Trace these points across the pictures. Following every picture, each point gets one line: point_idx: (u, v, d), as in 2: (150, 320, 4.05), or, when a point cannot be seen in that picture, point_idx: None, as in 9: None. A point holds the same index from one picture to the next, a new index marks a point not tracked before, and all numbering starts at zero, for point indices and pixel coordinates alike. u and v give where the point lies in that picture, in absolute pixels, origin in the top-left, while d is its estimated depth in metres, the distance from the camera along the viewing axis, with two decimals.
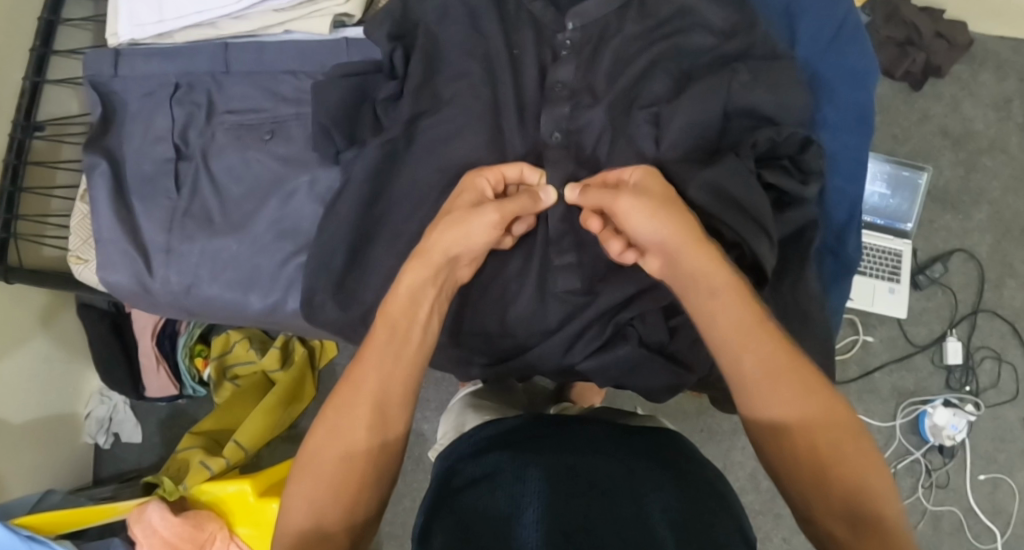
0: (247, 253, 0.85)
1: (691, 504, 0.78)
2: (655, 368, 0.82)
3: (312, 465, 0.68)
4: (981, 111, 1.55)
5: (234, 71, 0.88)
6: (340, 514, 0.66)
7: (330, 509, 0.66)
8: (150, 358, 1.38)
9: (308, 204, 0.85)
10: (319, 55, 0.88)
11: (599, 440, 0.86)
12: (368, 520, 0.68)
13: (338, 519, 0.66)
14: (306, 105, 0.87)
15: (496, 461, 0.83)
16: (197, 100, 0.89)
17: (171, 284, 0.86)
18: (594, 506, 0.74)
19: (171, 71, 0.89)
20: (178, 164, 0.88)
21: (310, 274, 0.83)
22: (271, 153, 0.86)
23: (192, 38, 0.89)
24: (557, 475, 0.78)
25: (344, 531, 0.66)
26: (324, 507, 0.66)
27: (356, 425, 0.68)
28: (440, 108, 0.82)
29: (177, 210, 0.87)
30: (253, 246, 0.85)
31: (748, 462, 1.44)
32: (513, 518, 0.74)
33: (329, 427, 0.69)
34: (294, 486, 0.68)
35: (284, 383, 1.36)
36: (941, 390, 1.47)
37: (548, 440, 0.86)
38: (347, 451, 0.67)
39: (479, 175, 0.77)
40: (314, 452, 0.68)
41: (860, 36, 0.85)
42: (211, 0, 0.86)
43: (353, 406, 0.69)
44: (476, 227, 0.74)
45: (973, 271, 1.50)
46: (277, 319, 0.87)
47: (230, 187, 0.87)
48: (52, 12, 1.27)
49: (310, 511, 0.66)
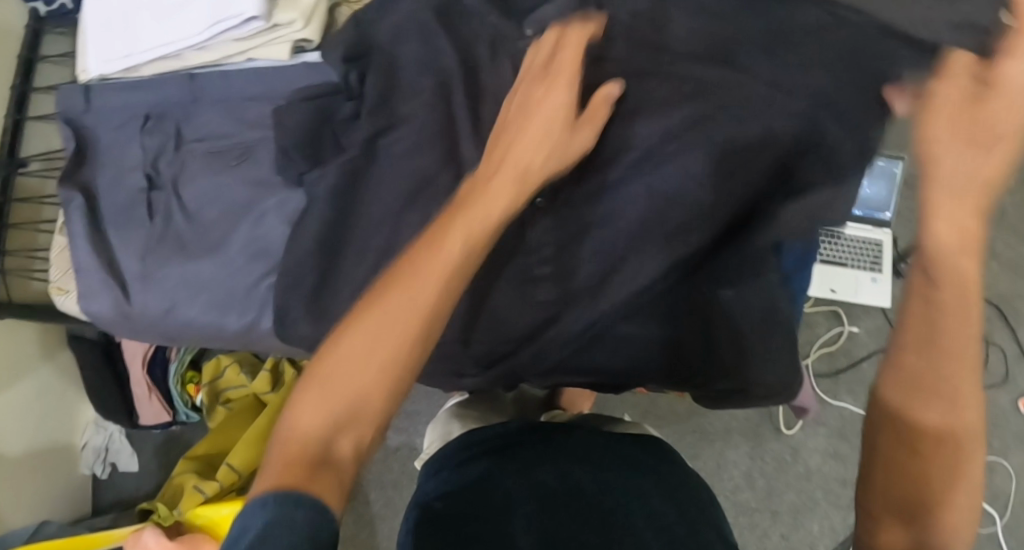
0: (220, 276, 0.87)
1: (677, 508, 0.79)
2: (625, 350, 0.86)
3: (340, 368, 0.59)
4: None
5: (202, 100, 0.91)
6: (358, 438, 0.58)
7: (353, 417, 0.58)
8: (142, 388, 1.40)
9: (276, 225, 0.87)
10: (281, 81, 0.90)
11: (587, 446, 0.88)
12: (382, 434, 0.60)
13: (356, 434, 0.58)
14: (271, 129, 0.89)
15: (485, 467, 0.84)
16: (167, 130, 0.91)
17: (150, 310, 0.87)
18: (582, 510, 0.76)
19: (141, 104, 0.92)
20: (150, 194, 0.89)
21: (282, 292, 0.84)
22: (240, 177, 0.88)
23: (160, 70, 0.90)
24: (545, 482, 0.80)
25: (357, 449, 0.58)
26: (341, 425, 0.58)
27: (404, 338, 0.60)
28: (398, 123, 0.84)
29: (152, 237, 0.88)
30: (226, 269, 0.87)
31: (742, 460, 1.44)
32: (503, 514, 0.75)
33: (365, 340, 0.60)
34: (308, 395, 0.59)
35: (274, 404, 1.37)
36: None
37: (537, 447, 0.87)
38: (379, 375, 0.59)
39: (566, 91, 0.72)
40: (347, 353, 0.59)
41: None
42: (175, 33, 0.88)
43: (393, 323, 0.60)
44: (574, 150, 0.74)
45: None
46: (255, 338, 0.88)
47: (203, 212, 0.88)
48: (30, 51, 1.32)
49: (330, 418, 0.58)
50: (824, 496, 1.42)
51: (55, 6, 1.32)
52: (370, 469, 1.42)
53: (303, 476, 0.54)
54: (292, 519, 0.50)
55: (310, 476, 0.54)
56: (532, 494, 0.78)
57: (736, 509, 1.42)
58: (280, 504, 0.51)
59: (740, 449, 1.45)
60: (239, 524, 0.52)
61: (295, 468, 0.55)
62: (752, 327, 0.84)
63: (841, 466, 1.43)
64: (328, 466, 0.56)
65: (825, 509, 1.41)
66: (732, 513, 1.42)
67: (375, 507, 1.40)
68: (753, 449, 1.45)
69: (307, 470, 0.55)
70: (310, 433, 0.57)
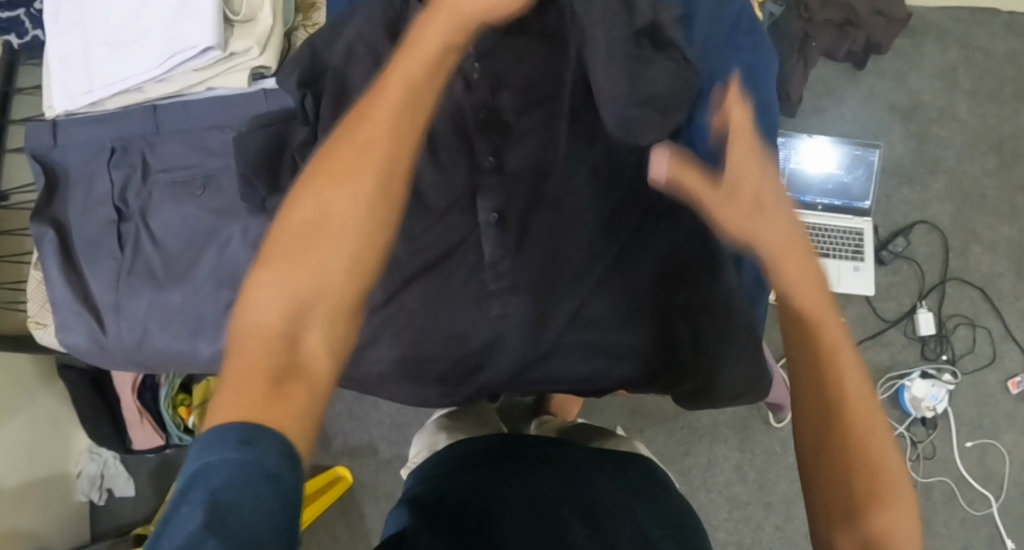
0: (190, 303, 0.87)
1: (658, 520, 0.80)
2: (588, 359, 0.87)
3: (295, 248, 0.60)
4: (927, 83, 1.57)
5: (165, 130, 0.92)
6: (320, 346, 0.58)
7: (314, 296, 0.58)
8: (133, 412, 1.42)
9: (243, 251, 0.87)
10: (242, 109, 0.92)
11: (572, 460, 0.89)
12: (352, 311, 0.60)
13: (321, 324, 0.58)
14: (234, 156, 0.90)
15: (470, 480, 0.85)
16: (132, 161, 0.92)
17: (124, 340, 0.88)
18: (566, 520, 0.77)
19: (106, 137, 0.92)
20: (120, 225, 0.90)
21: None
22: (205, 206, 0.89)
23: (123, 104, 0.92)
24: (529, 495, 0.81)
25: (322, 338, 0.58)
26: (303, 323, 0.58)
27: (357, 205, 0.61)
28: None
29: (123, 268, 0.89)
30: (194, 297, 0.87)
31: (733, 455, 1.45)
32: (488, 527, 0.75)
33: (318, 246, 0.59)
34: (265, 293, 0.58)
35: None
36: (918, 362, 1.47)
37: (524, 458, 0.89)
38: (336, 284, 0.59)
39: None
40: (299, 230, 0.60)
41: (759, 34, 0.90)
42: (134, 67, 0.88)
43: (346, 228, 0.60)
44: None
45: (936, 241, 1.52)
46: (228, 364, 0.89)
47: (172, 242, 0.89)
48: (6, 84, 1.33)
49: (286, 301, 0.58)
50: None
51: (27, 39, 1.32)
52: (365, 483, 1.44)
53: (262, 399, 0.54)
54: (263, 459, 0.50)
55: (274, 396, 0.54)
56: (519, 506, 0.79)
57: (729, 503, 1.43)
58: (251, 441, 0.51)
59: (730, 444, 1.45)
60: (196, 460, 0.50)
61: (257, 381, 0.55)
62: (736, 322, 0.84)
63: None
64: (292, 380, 0.56)
65: None
66: (725, 508, 1.43)
67: (370, 520, 1.41)
68: (743, 443, 1.45)
69: (268, 390, 0.54)
70: (273, 339, 0.57)
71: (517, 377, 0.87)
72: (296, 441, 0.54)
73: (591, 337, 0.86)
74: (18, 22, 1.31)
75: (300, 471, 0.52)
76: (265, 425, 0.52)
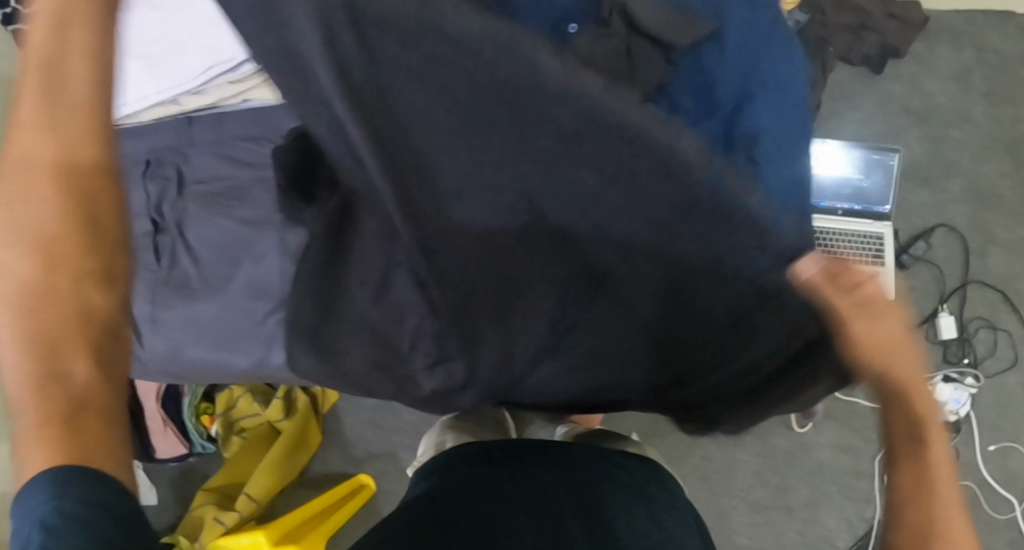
0: (225, 315, 0.88)
1: (654, 523, 0.80)
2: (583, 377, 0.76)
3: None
4: (942, 84, 1.57)
5: (198, 142, 0.94)
6: (86, 375, 0.52)
7: (36, 329, 0.51)
8: (157, 422, 1.42)
9: (277, 264, 0.87)
10: (275, 122, 0.93)
11: (570, 465, 0.87)
12: (112, 322, 0.54)
13: (67, 355, 0.51)
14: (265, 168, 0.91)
15: (468, 478, 0.85)
16: (167, 174, 0.92)
17: (158, 352, 0.89)
18: (568, 518, 0.77)
19: (141, 151, 0.93)
20: (155, 237, 0.90)
21: (288, 332, 0.85)
22: (237, 217, 0.89)
23: (157, 115, 0.92)
24: (529, 492, 0.81)
25: (81, 378, 0.52)
26: (60, 358, 0.51)
27: (52, 217, 0.52)
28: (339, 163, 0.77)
29: (157, 280, 0.89)
30: (229, 308, 0.88)
31: (755, 460, 1.43)
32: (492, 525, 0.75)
33: (15, 283, 0.51)
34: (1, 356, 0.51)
35: (289, 431, 1.40)
36: (940, 365, 1.47)
37: (530, 460, 0.88)
38: (69, 313, 0.52)
39: None
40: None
41: (788, 43, 0.83)
42: (168, 80, 0.89)
43: (50, 280, 0.51)
44: None
45: (956, 244, 1.51)
46: (266, 373, 0.89)
47: (205, 253, 0.90)
48: None
49: (13, 349, 0.51)
50: (837, 490, 1.42)
51: None
52: (387, 490, 1.44)
53: (55, 446, 0.51)
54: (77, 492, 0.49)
55: (48, 442, 0.51)
56: (519, 504, 0.79)
57: (751, 509, 1.42)
58: (64, 478, 0.49)
59: (751, 449, 1.43)
60: (19, 520, 0.50)
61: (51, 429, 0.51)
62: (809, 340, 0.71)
63: (855, 459, 1.43)
64: (74, 425, 0.52)
65: (840, 503, 1.41)
66: (747, 513, 1.41)
67: None
68: (763, 448, 1.43)
69: (58, 430, 0.51)
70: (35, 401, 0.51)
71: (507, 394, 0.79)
72: (111, 473, 0.52)
73: (590, 379, 0.77)
74: None
75: (121, 499, 0.52)
76: (89, 472, 0.51)
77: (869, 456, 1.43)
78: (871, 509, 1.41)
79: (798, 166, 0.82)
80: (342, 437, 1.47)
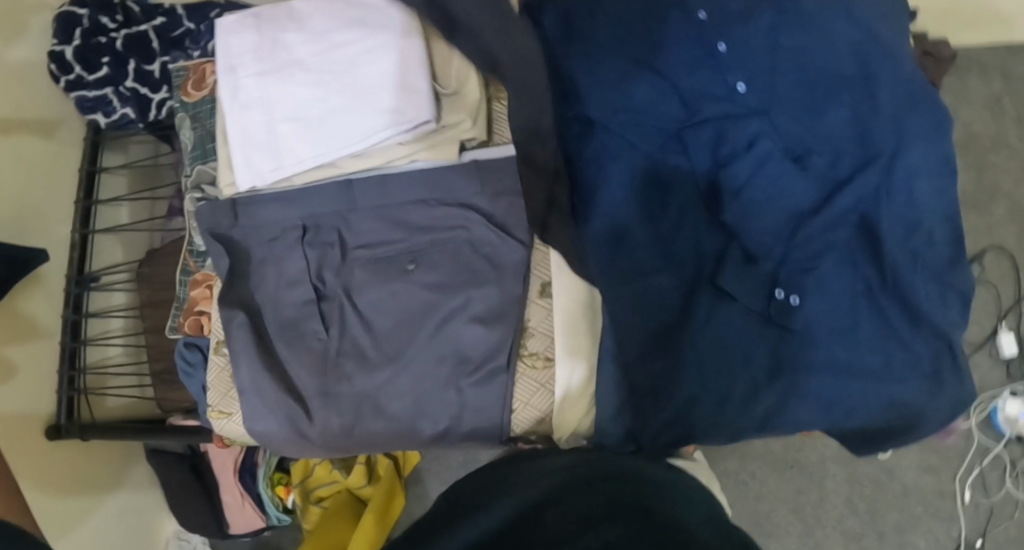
0: (411, 382, 0.80)
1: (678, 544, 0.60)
2: None
3: None
4: (976, 115, 1.51)
5: (361, 207, 0.83)
6: None
7: None
8: (235, 495, 1.38)
9: (470, 328, 0.80)
10: (447, 181, 0.83)
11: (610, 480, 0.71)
12: None
13: None
14: (441, 232, 0.83)
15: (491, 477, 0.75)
16: (328, 240, 0.84)
17: (331, 427, 0.82)
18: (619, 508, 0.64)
19: (296, 215, 0.84)
20: (320, 305, 0.82)
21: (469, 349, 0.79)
22: (417, 283, 0.81)
23: (310, 179, 0.83)
24: (573, 488, 0.69)
25: None
26: None
27: None
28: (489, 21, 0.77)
29: (329, 350, 0.81)
30: (414, 376, 0.80)
31: (843, 488, 1.38)
32: (538, 519, 0.64)
33: None
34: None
35: (376, 495, 1.38)
36: (1004, 383, 1.40)
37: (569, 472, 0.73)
38: None
39: None
40: None
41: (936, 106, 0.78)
42: (328, 143, 0.80)
43: None
44: None
45: (1008, 266, 1.44)
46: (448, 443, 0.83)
47: (380, 321, 0.82)
48: (91, 162, 1.29)
49: None
50: (924, 511, 1.36)
51: (116, 117, 1.26)
52: None
53: None
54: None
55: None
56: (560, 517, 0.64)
57: (844, 538, 1.36)
58: None
59: (839, 476, 1.38)
60: None
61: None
62: (912, 350, 0.78)
63: (937, 477, 1.37)
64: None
65: (930, 525, 1.35)
66: (841, 543, 1.36)
67: None
68: (850, 476, 1.38)
69: None
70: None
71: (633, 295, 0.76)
72: None
73: None
74: (105, 100, 1.24)
75: None
76: None
77: (949, 476, 1.36)
78: (957, 527, 1.34)
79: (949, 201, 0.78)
80: (428, 499, 1.45)
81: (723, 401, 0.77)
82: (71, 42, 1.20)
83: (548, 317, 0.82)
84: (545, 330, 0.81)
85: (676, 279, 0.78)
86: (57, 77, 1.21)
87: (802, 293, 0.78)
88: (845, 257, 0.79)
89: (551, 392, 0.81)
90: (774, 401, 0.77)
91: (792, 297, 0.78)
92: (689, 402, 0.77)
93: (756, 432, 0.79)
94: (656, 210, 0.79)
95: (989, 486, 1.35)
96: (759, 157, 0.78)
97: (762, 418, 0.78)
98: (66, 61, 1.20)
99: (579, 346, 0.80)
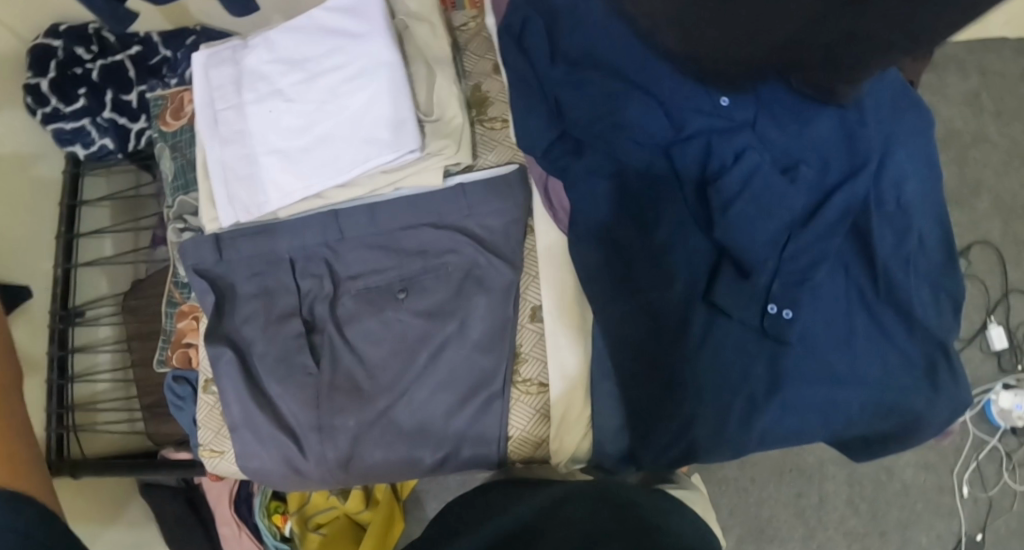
0: (409, 413, 0.81)
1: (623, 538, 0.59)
2: None
3: None
4: (956, 112, 1.45)
5: (349, 237, 0.86)
6: None
7: None
8: (231, 527, 1.32)
9: (461, 354, 0.81)
10: (434, 207, 0.86)
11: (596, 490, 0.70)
12: None
13: None
14: (435, 257, 0.85)
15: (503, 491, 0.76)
16: (318, 270, 0.86)
17: (328, 462, 0.81)
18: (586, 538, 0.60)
19: (282, 248, 0.87)
20: (311, 337, 0.84)
21: (465, 373, 0.81)
22: (411, 311, 0.83)
23: (298, 211, 0.87)
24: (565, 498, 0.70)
25: None
26: None
27: None
28: None
29: (322, 385, 0.82)
30: (412, 408, 0.81)
31: (843, 488, 1.37)
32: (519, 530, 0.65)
33: None
34: None
35: (376, 519, 1.36)
36: (996, 375, 1.37)
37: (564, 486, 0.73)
38: None
39: None
40: None
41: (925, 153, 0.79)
42: (315, 174, 0.84)
43: None
44: None
45: (993, 258, 1.40)
46: (448, 472, 0.83)
47: (373, 351, 0.82)
48: (71, 197, 1.26)
49: None
50: (925, 508, 1.35)
51: (94, 148, 1.23)
52: None
53: None
54: None
55: None
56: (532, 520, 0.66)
57: (847, 539, 1.35)
58: None
59: (838, 478, 1.37)
60: None
61: None
62: (909, 354, 0.78)
63: (936, 475, 1.36)
64: None
65: (929, 520, 1.34)
66: (844, 544, 1.35)
67: None
68: (849, 476, 1.37)
69: None
70: None
71: (639, 317, 0.78)
72: None
73: None
74: (83, 132, 1.20)
75: None
76: None
77: (946, 470, 1.36)
78: (957, 522, 1.34)
79: (923, 192, 0.79)
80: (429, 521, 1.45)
81: (726, 412, 0.76)
82: (46, 75, 1.16)
83: (540, 341, 0.83)
84: (538, 355, 0.83)
85: (672, 297, 0.78)
86: (33, 110, 1.17)
87: (797, 306, 0.76)
88: (838, 265, 0.79)
89: (547, 417, 0.82)
90: (776, 414, 0.77)
91: (786, 311, 0.76)
92: (692, 421, 0.76)
93: (759, 446, 0.79)
94: (649, 227, 0.80)
95: (987, 479, 1.35)
96: (747, 166, 0.77)
97: (763, 433, 0.78)
98: (42, 94, 1.16)
99: (574, 367, 0.81)
